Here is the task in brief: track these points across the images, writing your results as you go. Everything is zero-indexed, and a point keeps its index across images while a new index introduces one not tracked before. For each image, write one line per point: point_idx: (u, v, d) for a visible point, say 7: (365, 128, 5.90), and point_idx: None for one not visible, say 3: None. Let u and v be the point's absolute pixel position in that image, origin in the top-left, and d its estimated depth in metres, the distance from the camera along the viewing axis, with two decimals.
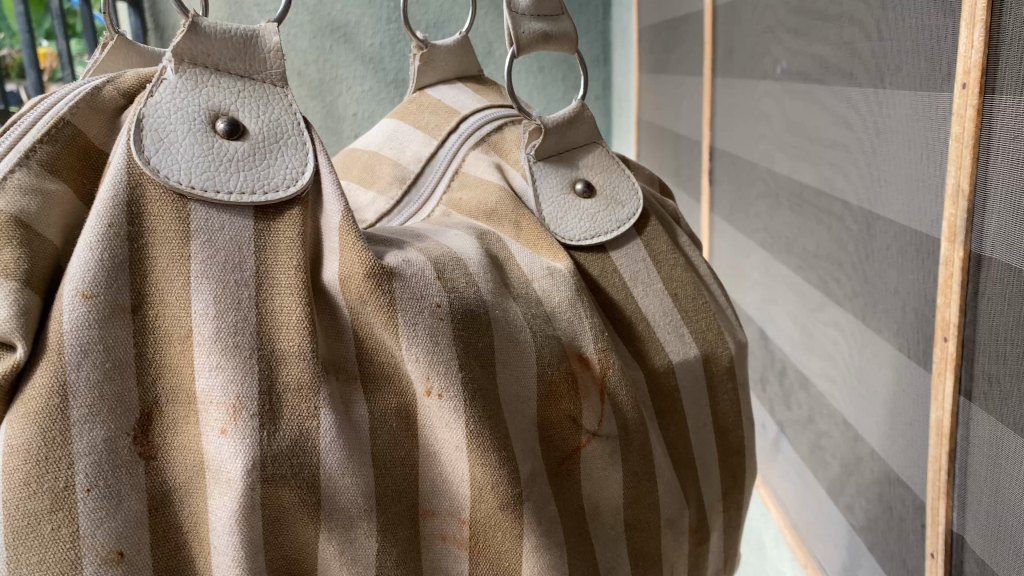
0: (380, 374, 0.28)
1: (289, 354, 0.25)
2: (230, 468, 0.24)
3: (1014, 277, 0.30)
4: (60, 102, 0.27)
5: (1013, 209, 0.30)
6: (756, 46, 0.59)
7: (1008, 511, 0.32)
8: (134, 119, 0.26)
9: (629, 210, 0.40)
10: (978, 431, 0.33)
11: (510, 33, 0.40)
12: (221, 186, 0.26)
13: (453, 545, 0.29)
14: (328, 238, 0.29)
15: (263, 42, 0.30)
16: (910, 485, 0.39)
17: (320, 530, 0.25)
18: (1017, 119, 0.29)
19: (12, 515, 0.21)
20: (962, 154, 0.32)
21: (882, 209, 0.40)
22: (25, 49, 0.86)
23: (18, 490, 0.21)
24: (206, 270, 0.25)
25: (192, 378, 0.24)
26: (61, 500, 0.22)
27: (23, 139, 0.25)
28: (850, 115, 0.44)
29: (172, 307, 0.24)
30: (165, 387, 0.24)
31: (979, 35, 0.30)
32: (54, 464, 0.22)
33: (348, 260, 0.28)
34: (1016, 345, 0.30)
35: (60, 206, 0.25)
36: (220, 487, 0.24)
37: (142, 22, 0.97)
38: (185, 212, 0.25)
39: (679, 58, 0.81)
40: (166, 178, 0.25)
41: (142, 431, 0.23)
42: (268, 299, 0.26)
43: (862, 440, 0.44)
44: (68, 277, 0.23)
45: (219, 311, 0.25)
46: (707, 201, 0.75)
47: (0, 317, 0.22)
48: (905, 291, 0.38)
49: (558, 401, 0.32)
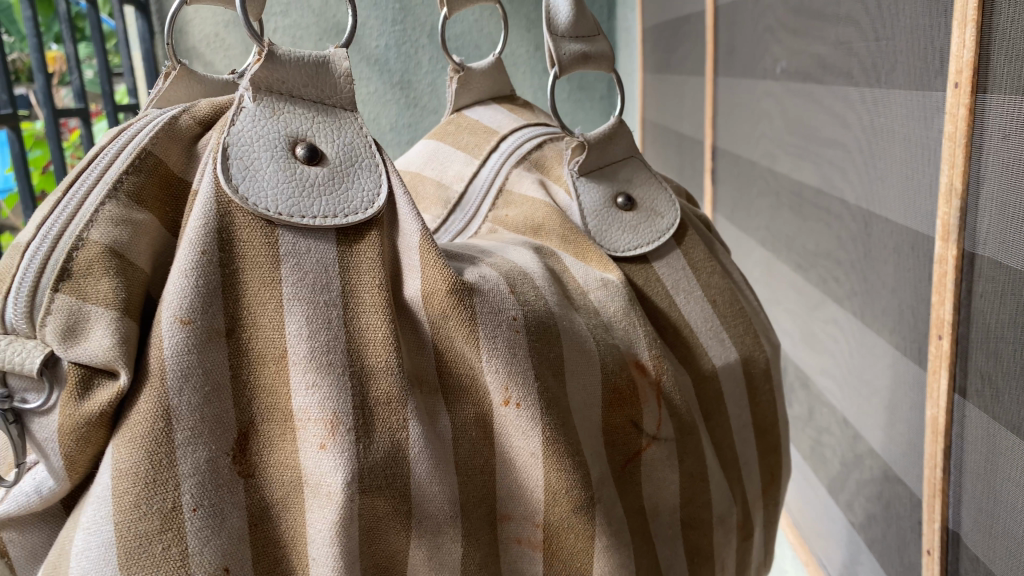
0: (458, 385, 0.28)
1: (378, 369, 0.25)
2: (330, 480, 0.24)
3: (1005, 276, 0.30)
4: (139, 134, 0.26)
5: (1005, 208, 0.30)
6: (756, 46, 0.59)
7: (1000, 508, 0.32)
8: (219, 148, 0.25)
9: (668, 221, 0.40)
10: (972, 428, 0.33)
11: (552, 54, 0.40)
12: (306, 210, 0.26)
13: (529, 547, 0.29)
14: (406, 256, 0.29)
15: (334, 67, 0.28)
16: (907, 483, 0.39)
17: (412, 537, 0.26)
18: (1009, 118, 0.29)
19: (124, 536, 0.22)
20: (955, 153, 0.32)
21: (879, 209, 0.41)
22: (34, 52, 0.87)
23: (129, 512, 0.22)
24: (298, 292, 0.25)
25: (288, 397, 0.24)
26: (169, 520, 0.22)
27: (109, 171, 0.25)
28: (848, 114, 0.44)
29: (265, 329, 0.25)
30: (263, 408, 0.24)
31: (970, 35, 0.31)
32: (162, 486, 0.22)
33: (430, 277, 0.28)
34: (1008, 343, 0.30)
35: (149, 234, 0.25)
36: (319, 500, 0.24)
37: (148, 25, 0.99)
38: (274, 237, 0.25)
39: (682, 57, 0.82)
40: (255, 205, 0.25)
41: (240, 451, 0.24)
42: (355, 316, 0.26)
43: (861, 438, 0.44)
44: (165, 303, 0.23)
45: (312, 331, 0.25)
46: (709, 200, 0.75)
47: (104, 345, 0.22)
48: (901, 290, 0.39)
49: (619, 408, 0.33)
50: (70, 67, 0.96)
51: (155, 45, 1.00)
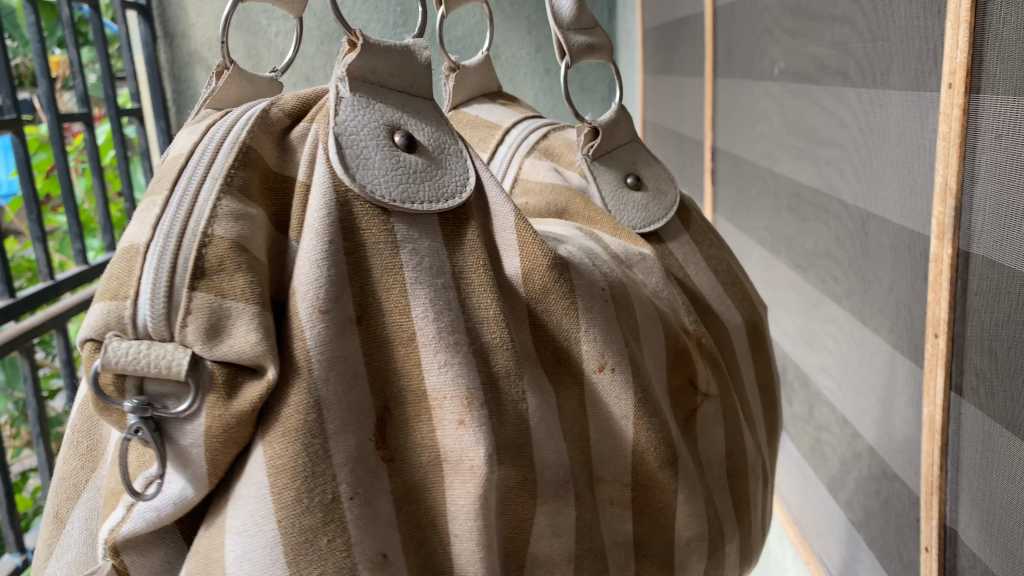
0: (557, 357, 0.29)
1: (495, 345, 0.26)
2: (472, 454, 0.25)
3: (1000, 275, 0.30)
4: (235, 128, 0.26)
5: (999, 207, 0.30)
6: (754, 47, 0.60)
7: (997, 505, 0.32)
8: (332, 137, 0.25)
9: (671, 199, 0.42)
10: (969, 426, 0.34)
11: (561, 43, 0.41)
12: (415, 196, 0.26)
13: (619, 507, 0.30)
14: (501, 236, 0.29)
15: (419, 56, 0.29)
16: (905, 480, 0.39)
17: (537, 503, 0.27)
18: (1002, 118, 0.29)
19: (289, 529, 0.22)
20: (949, 152, 0.33)
21: (877, 208, 0.41)
22: (36, 58, 0.87)
23: (291, 507, 0.22)
24: (419, 276, 0.25)
25: (422, 378, 0.25)
26: (331, 512, 0.22)
27: (214, 164, 0.24)
28: (845, 115, 0.44)
29: (395, 314, 0.25)
30: (396, 391, 0.25)
31: (964, 35, 0.31)
32: (320, 479, 0.22)
33: (529, 255, 0.28)
34: (1003, 340, 0.31)
35: (261, 228, 0.24)
36: (459, 475, 0.25)
37: (151, 30, 0.99)
38: (390, 225, 0.25)
39: (682, 59, 0.82)
40: (371, 191, 0.25)
41: (380, 436, 0.24)
42: (467, 295, 0.26)
43: (860, 437, 0.45)
44: (298, 293, 0.23)
45: (437, 312, 0.25)
46: (709, 201, 0.75)
47: (251, 343, 0.22)
48: (898, 288, 0.39)
49: (676, 369, 0.34)
50: (73, 72, 0.96)
51: (159, 50, 1.00)
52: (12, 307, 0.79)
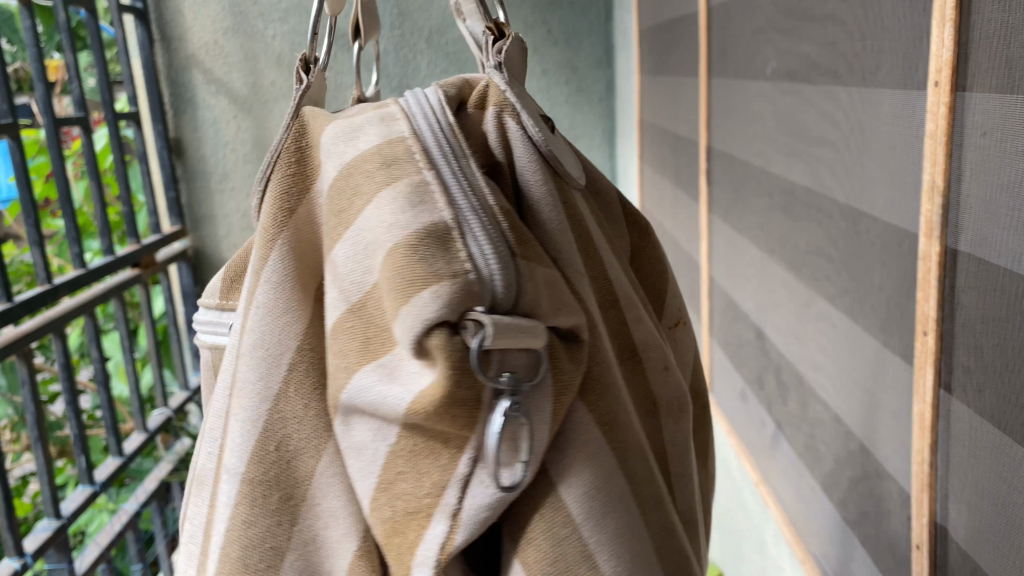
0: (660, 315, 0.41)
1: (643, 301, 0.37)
2: (678, 395, 0.36)
3: (986, 272, 0.31)
4: (437, 111, 0.31)
5: (985, 205, 0.30)
6: (747, 47, 0.60)
7: (985, 502, 0.32)
8: (499, 118, 0.33)
9: None
10: (958, 423, 0.34)
11: None
12: (575, 170, 0.36)
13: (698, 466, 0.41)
14: (610, 207, 0.40)
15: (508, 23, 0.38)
16: (896, 478, 0.40)
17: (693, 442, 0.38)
18: (987, 116, 0.29)
19: (620, 488, 0.29)
20: (937, 150, 0.33)
21: (867, 207, 0.41)
22: (33, 62, 0.87)
23: (604, 471, 0.29)
24: (600, 242, 0.35)
25: (632, 338, 0.34)
26: (637, 468, 0.31)
27: (452, 136, 0.30)
28: (835, 113, 0.44)
29: (597, 276, 0.34)
30: (623, 351, 0.34)
31: (949, 34, 0.31)
32: (627, 444, 0.30)
33: (621, 236, 0.41)
34: (990, 337, 0.31)
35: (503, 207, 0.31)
36: (671, 412, 0.35)
37: (148, 33, 0.99)
38: (573, 201, 0.34)
39: (677, 60, 0.82)
40: (562, 169, 0.34)
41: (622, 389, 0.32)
42: (618, 255, 0.37)
43: (852, 435, 0.45)
44: (564, 261, 0.31)
45: (609, 267, 0.34)
46: (705, 201, 0.75)
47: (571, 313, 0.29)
48: (888, 286, 0.39)
49: None
50: (70, 76, 0.96)
51: (155, 54, 1.00)
52: (10, 311, 0.79)
